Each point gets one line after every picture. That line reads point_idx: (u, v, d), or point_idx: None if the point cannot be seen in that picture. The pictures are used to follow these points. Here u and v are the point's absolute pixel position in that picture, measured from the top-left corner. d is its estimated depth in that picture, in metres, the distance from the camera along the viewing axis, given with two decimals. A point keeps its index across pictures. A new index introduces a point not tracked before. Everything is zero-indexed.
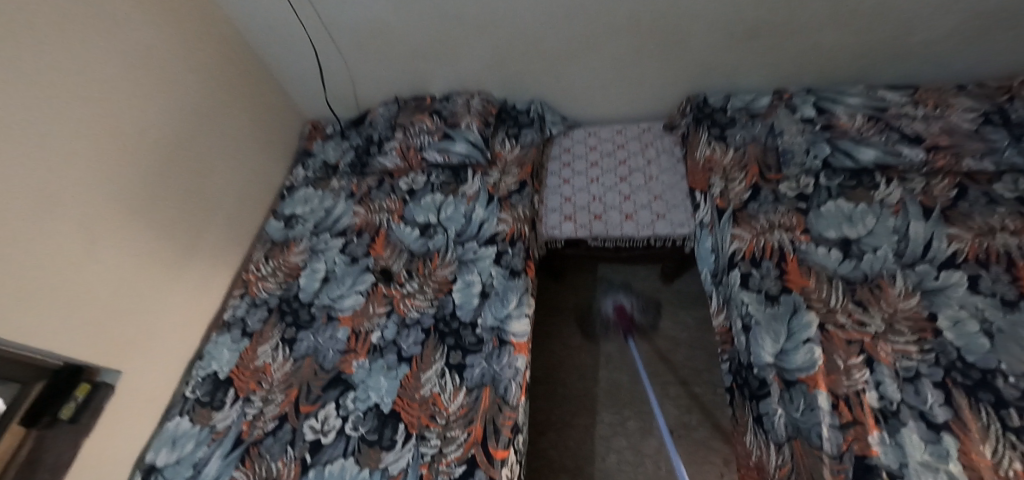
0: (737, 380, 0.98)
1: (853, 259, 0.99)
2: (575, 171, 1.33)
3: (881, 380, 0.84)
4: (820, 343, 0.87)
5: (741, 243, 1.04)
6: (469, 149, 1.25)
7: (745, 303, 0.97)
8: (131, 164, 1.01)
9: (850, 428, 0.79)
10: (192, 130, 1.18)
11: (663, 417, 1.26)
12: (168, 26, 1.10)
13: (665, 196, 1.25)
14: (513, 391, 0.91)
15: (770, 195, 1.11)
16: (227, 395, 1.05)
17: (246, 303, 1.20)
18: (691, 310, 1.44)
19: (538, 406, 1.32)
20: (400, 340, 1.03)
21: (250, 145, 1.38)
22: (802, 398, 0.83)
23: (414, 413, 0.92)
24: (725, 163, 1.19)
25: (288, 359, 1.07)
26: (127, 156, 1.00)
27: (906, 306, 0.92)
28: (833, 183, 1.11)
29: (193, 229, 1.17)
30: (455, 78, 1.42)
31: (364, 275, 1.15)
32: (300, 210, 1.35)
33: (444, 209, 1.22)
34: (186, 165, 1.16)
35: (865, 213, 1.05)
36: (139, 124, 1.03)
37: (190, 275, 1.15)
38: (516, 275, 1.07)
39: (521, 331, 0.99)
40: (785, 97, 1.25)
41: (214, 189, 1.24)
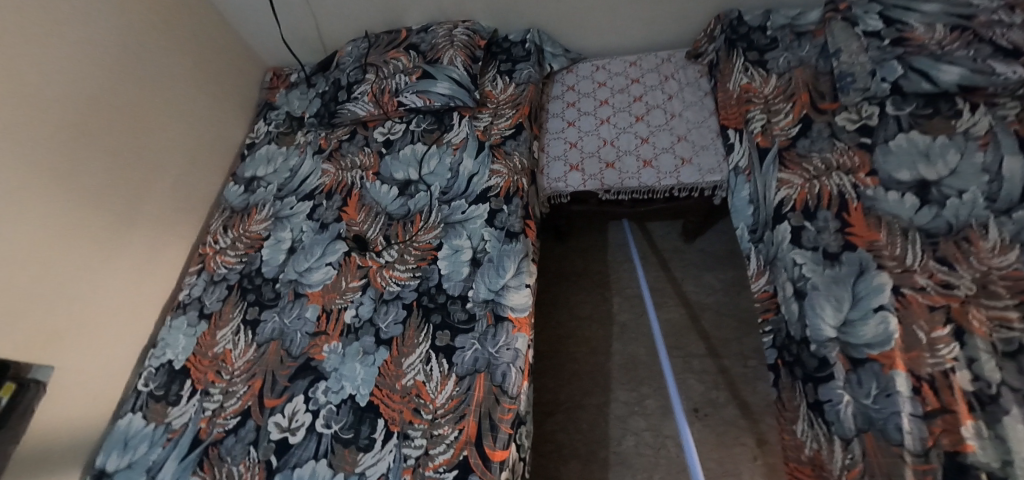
0: (784, 357, 0.81)
1: (932, 205, 0.79)
2: (582, 113, 1.12)
3: (975, 356, 0.65)
4: (896, 311, 0.70)
5: (788, 191, 0.86)
6: (452, 89, 1.03)
7: (797, 264, 0.80)
8: (35, 115, 0.83)
9: (938, 418, 0.62)
10: (116, 75, 0.98)
11: (686, 394, 1.11)
12: None
13: (690, 138, 1.05)
14: (513, 377, 0.76)
15: (824, 129, 0.90)
16: (183, 388, 0.91)
17: (203, 281, 1.04)
18: (717, 272, 1.26)
19: (545, 385, 1.18)
20: (378, 319, 0.86)
21: (197, 95, 1.18)
22: (875, 381, 0.67)
23: (395, 406, 0.77)
24: (766, 94, 0.98)
25: (251, 345, 0.91)
26: (27, 106, 0.82)
27: (1002, 263, 0.72)
28: (904, 112, 0.89)
29: (130, 195, 0.99)
30: (432, 5, 1.18)
31: (335, 243, 0.98)
32: (262, 171, 1.17)
33: (427, 162, 1.02)
34: (112, 117, 0.97)
35: (946, 147, 0.84)
36: (39, 66, 0.84)
37: (130, 252, 0.99)
38: (513, 237, 0.89)
39: (521, 304, 0.82)
40: (842, 8, 0.99)
41: (156, 147, 1.06)
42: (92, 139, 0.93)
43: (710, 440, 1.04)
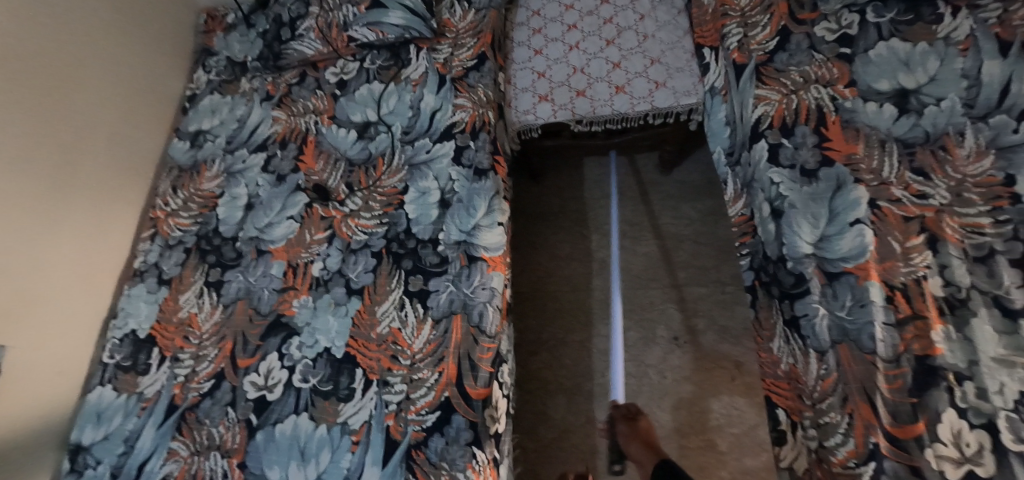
0: (761, 277, 0.82)
1: (911, 115, 0.77)
2: (550, 39, 1.04)
3: (948, 263, 0.66)
4: (871, 223, 0.70)
5: (766, 108, 0.82)
6: (407, 19, 0.95)
7: (774, 184, 0.78)
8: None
9: (909, 324, 0.63)
10: (22, 17, 0.84)
11: (666, 323, 1.13)
12: None
13: (664, 60, 0.99)
14: (490, 317, 0.74)
15: (803, 40, 0.85)
16: (151, 356, 0.87)
17: (158, 246, 0.97)
18: (694, 203, 1.24)
19: (528, 326, 1.18)
20: (348, 270, 0.83)
21: (122, 41, 1.04)
22: (849, 293, 0.67)
23: (372, 356, 0.75)
24: (743, 7, 0.92)
25: (217, 307, 0.87)
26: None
27: (977, 171, 0.71)
28: (885, 19, 0.84)
29: (60, 159, 0.89)
30: None
31: (295, 195, 0.92)
32: (207, 123, 1.07)
33: (385, 101, 0.95)
34: (27, 69, 0.84)
35: (926, 54, 0.81)
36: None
37: (69, 221, 0.90)
38: (482, 175, 0.84)
39: (494, 244, 0.79)
40: None
41: (84, 104, 0.94)
42: (10, 95, 0.81)
43: (689, 365, 1.08)
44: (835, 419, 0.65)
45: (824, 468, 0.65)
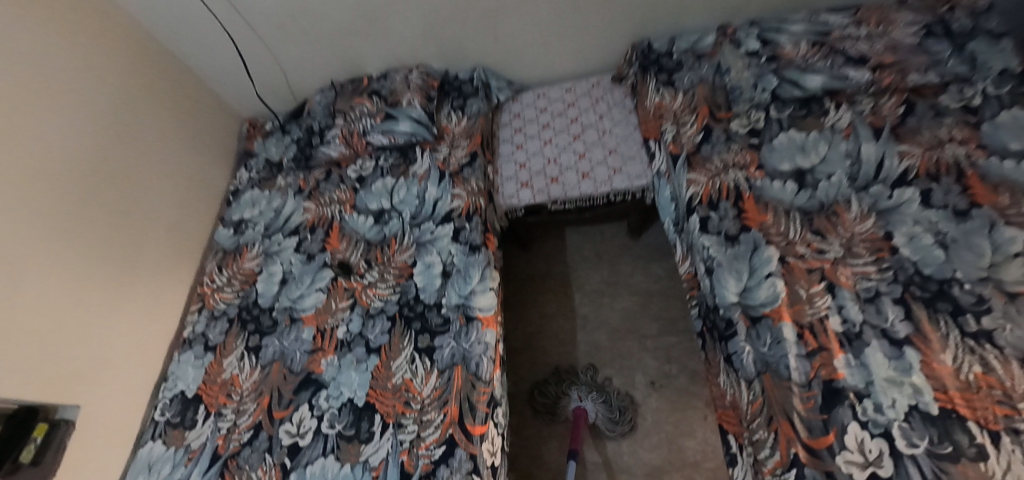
0: (706, 324, 0.98)
1: (808, 189, 0.99)
2: (528, 136, 1.30)
3: (844, 304, 0.84)
4: (781, 276, 0.89)
5: (696, 188, 1.04)
6: (413, 127, 1.20)
7: (706, 247, 0.98)
8: (32, 183, 0.91)
9: (817, 355, 0.80)
10: (108, 136, 1.08)
11: (644, 369, 1.27)
12: (61, 30, 1.00)
13: (620, 150, 1.23)
14: (485, 366, 0.91)
15: (721, 135, 1.10)
16: (198, 413, 1.01)
17: (204, 317, 1.15)
18: (662, 263, 1.44)
19: (522, 377, 1.33)
20: (367, 332, 1.00)
21: (184, 150, 1.29)
22: (768, 333, 0.85)
23: (388, 402, 0.91)
24: (675, 108, 1.18)
25: (256, 368, 1.03)
26: (27, 174, 0.90)
27: (862, 229, 0.92)
28: (785, 114, 1.10)
29: (129, 245, 1.09)
30: (388, 55, 1.33)
31: (323, 271, 1.12)
32: (248, 213, 1.30)
33: (397, 192, 1.18)
34: (107, 176, 1.07)
35: (817, 140, 1.05)
36: (38, 135, 0.93)
37: (138, 298, 1.09)
38: (476, 249, 1.04)
39: (487, 305, 0.97)
40: (729, 33, 1.21)
41: (153, 201, 1.17)
42: (93, 197, 1.03)
43: (666, 407, 1.21)
44: (762, 436, 0.80)
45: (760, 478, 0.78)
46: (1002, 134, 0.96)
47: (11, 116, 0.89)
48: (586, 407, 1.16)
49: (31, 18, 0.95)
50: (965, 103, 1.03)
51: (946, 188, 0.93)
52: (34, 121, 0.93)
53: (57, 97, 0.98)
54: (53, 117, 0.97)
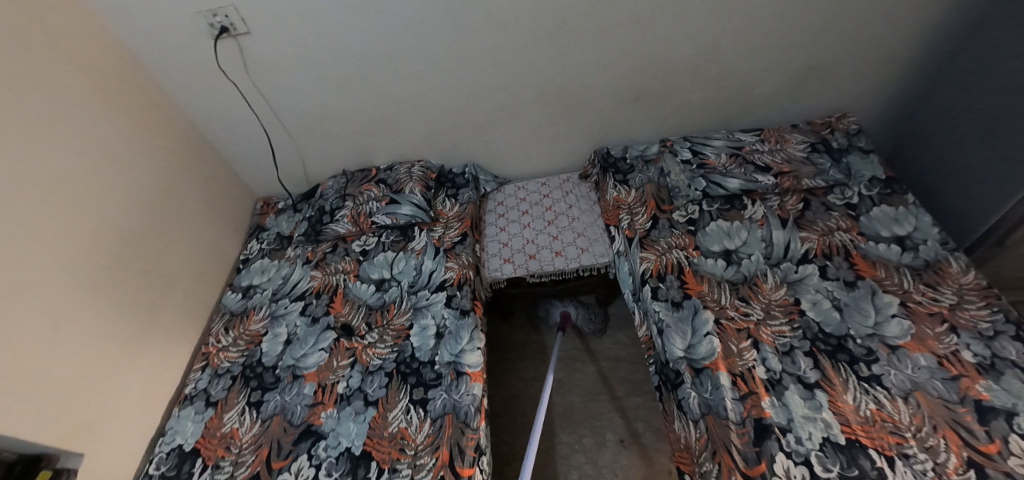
0: (661, 378, 1.15)
1: (734, 265, 1.24)
2: (510, 221, 1.54)
3: (766, 356, 1.04)
4: (716, 334, 1.09)
5: (648, 263, 1.28)
6: (414, 211, 1.41)
7: (657, 311, 1.18)
8: (79, 247, 1.05)
9: (748, 398, 0.98)
10: (147, 209, 1.25)
11: (614, 428, 1.39)
12: (127, 124, 1.22)
13: (586, 233, 1.48)
14: (473, 414, 1.03)
15: (666, 223, 1.36)
16: (194, 466, 1.06)
17: (207, 375, 1.23)
18: (627, 331, 1.62)
19: (503, 438, 1.42)
20: (366, 386, 1.12)
21: (208, 223, 1.46)
22: (709, 381, 1.03)
23: (384, 449, 1.00)
24: (629, 202, 1.44)
25: (257, 421, 1.11)
26: (76, 240, 1.05)
27: (778, 296, 1.16)
28: (714, 209, 1.37)
29: (146, 306, 1.21)
30: (395, 151, 1.60)
31: (326, 332, 1.25)
32: (257, 280, 1.44)
33: (396, 264, 1.36)
34: (140, 243, 1.22)
35: (739, 228, 1.31)
36: (94, 208, 1.10)
37: (147, 355, 1.18)
38: (465, 313, 1.22)
39: (475, 361, 1.12)
40: (669, 144, 1.51)
41: (174, 267, 1.31)
42: (126, 261, 1.17)
43: (635, 463, 1.32)
44: (709, 468, 0.94)
45: None
46: (875, 226, 1.25)
47: (74, 191, 1.06)
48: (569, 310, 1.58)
49: (108, 115, 1.17)
50: (847, 201, 1.32)
51: (838, 265, 1.20)
52: (93, 197, 1.10)
53: (114, 177, 1.17)
54: (108, 193, 1.14)
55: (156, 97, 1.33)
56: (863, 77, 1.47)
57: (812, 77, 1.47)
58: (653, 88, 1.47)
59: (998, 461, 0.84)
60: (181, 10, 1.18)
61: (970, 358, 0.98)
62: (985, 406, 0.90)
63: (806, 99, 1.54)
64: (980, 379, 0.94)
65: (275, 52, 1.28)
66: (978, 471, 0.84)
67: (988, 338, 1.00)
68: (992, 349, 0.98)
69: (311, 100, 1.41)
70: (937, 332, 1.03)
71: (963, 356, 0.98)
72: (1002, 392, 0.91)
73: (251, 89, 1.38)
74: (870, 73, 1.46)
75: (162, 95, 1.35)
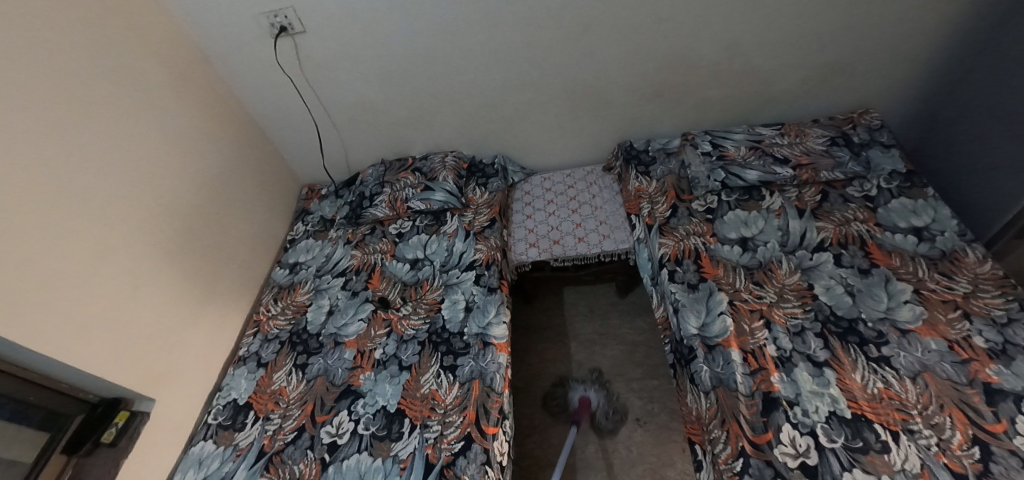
0: (675, 355, 1.21)
1: (750, 251, 1.29)
2: (536, 209, 1.63)
3: (777, 336, 1.10)
4: (730, 314, 1.16)
5: (666, 248, 1.34)
6: (447, 197, 1.52)
7: (673, 292, 1.24)
8: (157, 219, 1.20)
9: (757, 373, 1.04)
10: (210, 189, 1.39)
11: (630, 407, 1.46)
12: (196, 114, 1.37)
13: (608, 221, 1.55)
14: (498, 380, 1.12)
15: (685, 211, 1.42)
16: (247, 417, 1.19)
17: (259, 340, 1.37)
18: (645, 318, 1.67)
19: (523, 413, 1.51)
20: (400, 353, 1.23)
21: (261, 205, 1.61)
22: (721, 356, 1.09)
23: (416, 408, 1.10)
24: (650, 191, 1.51)
25: (302, 381, 1.23)
26: (154, 212, 1.19)
27: (791, 281, 1.21)
28: (732, 199, 1.42)
29: (209, 275, 1.35)
30: (430, 142, 1.71)
31: (365, 304, 1.36)
32: (303, 258, 1.57)
33: (429, 246, 1.47)
34: (204, 219, 1.36)
35: (757, 217, 1.36)
36: (168, 186, 1.25)
37: (208, 319, 1.32)
38: (492, 290, 1.31)
39: (501, 334, 1.21)
40: (690, 138, 1.57)
41: (232, 243, 1.45)
42: (193, 234, 1.31)
43: (649, 440, 1.39)
44: (717, 435, 1.01)
45: (716, 469, 0.98)
46: (893, 217, 1.28)
47: (155, 170, 1.21)
48: (590, 396, 1.45)
49: (181, 105, 1.32)
50: (865, 193, 1.35)
51: (853, 253, 1.23)
52: (168, 176, 1.25)
53: (185, 159, 1.31)
54: (181, 173, 1.29)
55: (220, 89, 1.48)
56: (887, 73, 1.49)
57: (836, 73, 1.49)
58: (677, 83, 1.52)
59: (1004, 439, 0.86)
60: (246, 12, 1.31)
61: (981, 343, 1.00)
62: (994, 388, 0.93)
63: (830, 94, 1.56)
64: (990, 363, 0.97)
65: (326, 50, 1.41)
66: (982, 448, 0.86)
67: (1001, 324, 1.02)
68: (1005, 336, 1.00)
69: (356, 94, 1.54)
70: (949, 318, 1.06)
71: (974, 342, 1.00)
72: (1012, 376, 0.94)
73: (304, 84, 1.51)
74: (895, 69, 1.48)
75: (225, 88, 1.50)
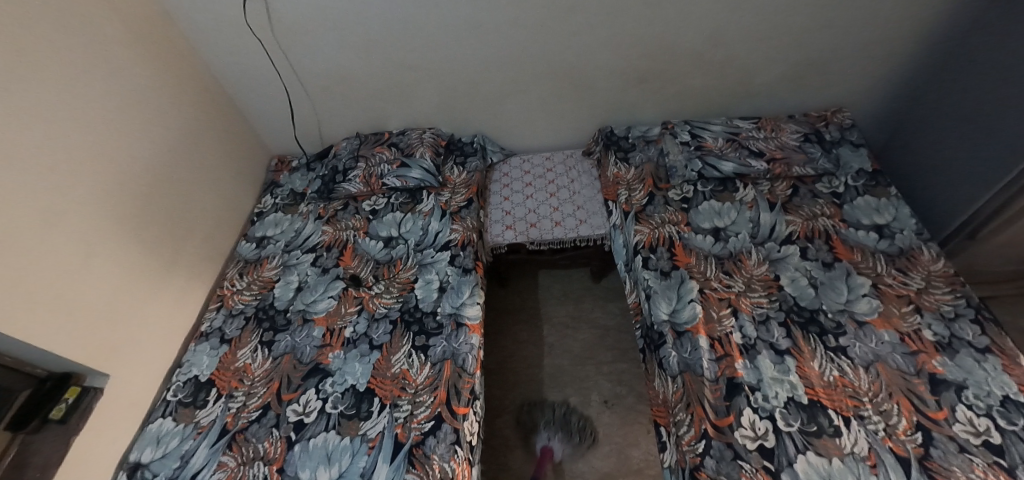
0: (645, 340, 1.24)
1: (722, 241, 1.32)
2: (514, 191, 1.61)
3: (743, 324, 1.14)
4: (699, 301, 1.18)
5: (641, 236, 1.35)
6: (423, 175, 1.48)
7: (646, 279, 1.26)
8: (113, 184, 1.12)
9: (723, 359, 1.08)
10: (171, 155, 1.31)
11: (599, 390, 1.49)
12: (157, 73, 1.28)
13: (586, 206, 1.55)
14: (470, 361, 1.12)
15: (661, 200, 1.43)
16: (209, 394, 1.15)
17: (222, 315, 1.32)
18: (617, 303, 1.70)
19: (494, 394, 1.52)
20: (371, 332, 1.20)
21: (227, 175, 1.53)
22: (689, 342, 1.12)
23: (387, 387, 1.09)
24: (628, 179, 1.51)
25: (268, 358, 1.19)
26: (111, 177, 1.12)
27: (759, 272, 1.25)
28: (708, 189, 1.44)
29: (169, 246, 1.28)
30: (408, 117, 1.66)
31: (336, 282, 1.33)
32: (271, 232, 1.52)
33: (404, 224, 1.43)
34: (164, 186, 1.28)
35: (730, 208, 1.39)
36: (126, 148, 1.16)
37: (168, 292, 1.26)
38: (467, 271, 1.30)
39: (474, 315, 1.20)
40: (670, 127, 1.57)
41: (195, 214, 1.38)
42: (152, 202, 1.24)
43: (616, 422, 1.42)
44: (682, 417, 1.04)
45: (680, 450, 1.01)
46: (857, 213, 1.33)
47: (111, 132, 1.13)
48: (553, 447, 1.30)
49: (139, 62, 1.22)
50: (833, 189, 1.40)
51: (818, 247, 1.28)
52: (126, 139, 1.17)
53: (144, 121, 1.23)
54: (139, 135, 1.21)
55: (183, 48, 1.38)
56: (861, 73, 1.53)
57: (814, 70, 1.52)
58: (661, 71, 1.52)
59: (944, 426, 0.92)
60: None
61: (929, 336, 1.06)
62: (938, 378, 0.99)
63: (807, 91, 1.59)
64: (937, 355, 1.03)
65: (300, 13, 1.33)
66: (924, 433, 0.92)
67: (948, 319, 1.08)
68: (951, 330, 1.06)
69: (333, 63, 1.47)
70: (902, 311, 1.11)
71: (923, 334, 1.06)
72: (955, 367, 1.00)
73: (275, 48, 1.43)
74: (868, 69, 1.52)
75: (189, 48, 1.40)
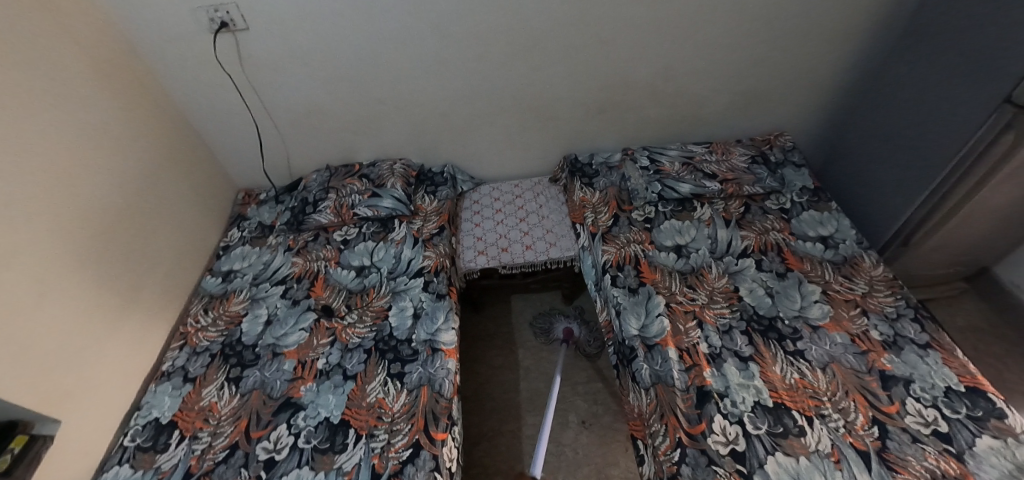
0: (618, 356, 1.27)
1: (684, 257, 1.39)
2: (485, 217, 1.65)
3: (709, 334, 1.19)
4: (666, 315, 1.24)
5: (609, 255, 1.41)
6: (395, 204, 1.50)
7: (615, 296, 1.31)
8: (70, 221, 1.09)
9: (692, 369, 1.12)
10: (134, 190, 1.29)
11: (576, 410, 1.50)
12: (121, 109, 1.27)
13: (555, 230, 1.60)
14: (447, 386, 1.11)
15: (626, 220, 1.50)
16: (171, 437, 1.09)
17: (185, 353, 1.27)
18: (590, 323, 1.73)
19: (472, 422, 1.50)
20: (345, 362, 1.18)
21: (192, 210, 1.51)
22: (660, 355, 1.16)
23: (362, 417, 1.07)
24: (594, 202, 1.58)
25: (235, 395, 1.15)
26: (68, 214, 1.09)
27: (720, 284, 1.32)
28: (668, 209, 1.53)
29: (130, 283, 1.24)
30: (379, 149, 1.69)
31: (307, 313, 1.31)
32: (238, 265, 1.49)
33: (376, 253, 1.44)
34: (126, 222, 1.25)
35: (689, 226, 1.47)
36: (86, 184, 1.14)
37: (126, 332, 1.21)
38: (441, 297, 1.31)
39: (450, 340, 1.21)
40: (630, 153, 1.67)
41: (158, 249, 1.35)
42: (113, 237, 1.20)
43: (594, 442, 1.42)
44: (657, 428, 1.06)
45: (657, 461, 1.03)
46: (804, 227, 1.44)
47: (71, 167, 1.11)
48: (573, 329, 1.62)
49: (104, 98, 1.22)
50: (781, 206, 1.51)
51: (772, 259, 1.37)
52: (87, 175, 1.15)
53: (106, 156, 1.21)
54: (101, 170, 1.19)
55: (150, 85, 1.39)
56: (795, 101, 1.69)
57: (754, 99, 1.67)
58: (617, 101, 1.63)
59: (897, 419, 0.99)
60: (184, 6, 1.26)
61: (877, 336, 1.14)
62: (887, 374, 1.06)
63: (750, 118, 1.74)
64: (884, 353, 1.10)
65: (271, 51, 1.38)
66: (880, 427, 0.98)
67: (892, 319, 1.17)
68: (894, 329, 1.15)
69: (303, 97, 1.50)
70: (851, 314, 1.20)
71: (871, 335, 1.15)
72: (902, 363, 1.08)
73: (245, 84, 1.45)
74: (801, 98, 1.68)
75: (156, 85, 1.41)
